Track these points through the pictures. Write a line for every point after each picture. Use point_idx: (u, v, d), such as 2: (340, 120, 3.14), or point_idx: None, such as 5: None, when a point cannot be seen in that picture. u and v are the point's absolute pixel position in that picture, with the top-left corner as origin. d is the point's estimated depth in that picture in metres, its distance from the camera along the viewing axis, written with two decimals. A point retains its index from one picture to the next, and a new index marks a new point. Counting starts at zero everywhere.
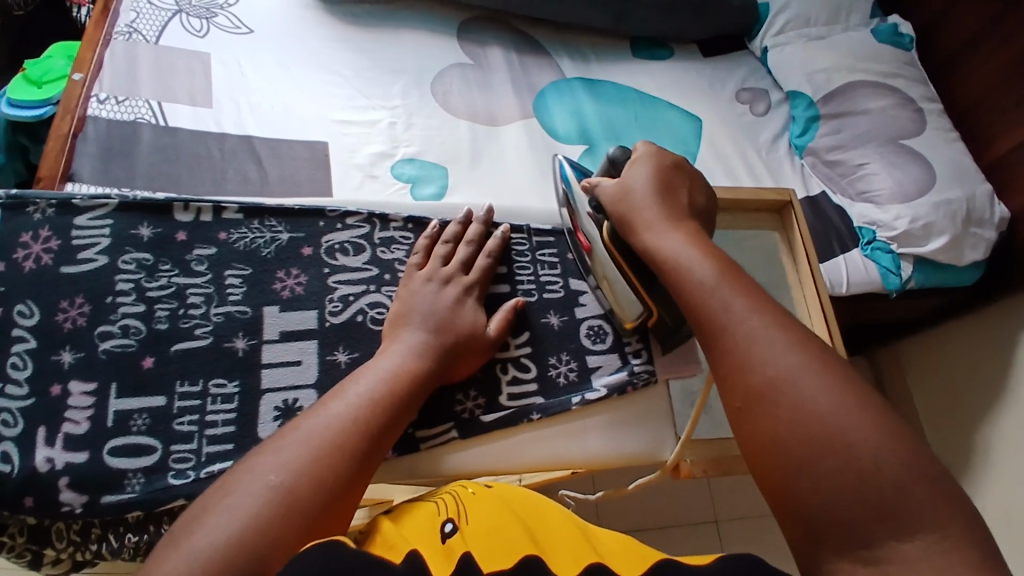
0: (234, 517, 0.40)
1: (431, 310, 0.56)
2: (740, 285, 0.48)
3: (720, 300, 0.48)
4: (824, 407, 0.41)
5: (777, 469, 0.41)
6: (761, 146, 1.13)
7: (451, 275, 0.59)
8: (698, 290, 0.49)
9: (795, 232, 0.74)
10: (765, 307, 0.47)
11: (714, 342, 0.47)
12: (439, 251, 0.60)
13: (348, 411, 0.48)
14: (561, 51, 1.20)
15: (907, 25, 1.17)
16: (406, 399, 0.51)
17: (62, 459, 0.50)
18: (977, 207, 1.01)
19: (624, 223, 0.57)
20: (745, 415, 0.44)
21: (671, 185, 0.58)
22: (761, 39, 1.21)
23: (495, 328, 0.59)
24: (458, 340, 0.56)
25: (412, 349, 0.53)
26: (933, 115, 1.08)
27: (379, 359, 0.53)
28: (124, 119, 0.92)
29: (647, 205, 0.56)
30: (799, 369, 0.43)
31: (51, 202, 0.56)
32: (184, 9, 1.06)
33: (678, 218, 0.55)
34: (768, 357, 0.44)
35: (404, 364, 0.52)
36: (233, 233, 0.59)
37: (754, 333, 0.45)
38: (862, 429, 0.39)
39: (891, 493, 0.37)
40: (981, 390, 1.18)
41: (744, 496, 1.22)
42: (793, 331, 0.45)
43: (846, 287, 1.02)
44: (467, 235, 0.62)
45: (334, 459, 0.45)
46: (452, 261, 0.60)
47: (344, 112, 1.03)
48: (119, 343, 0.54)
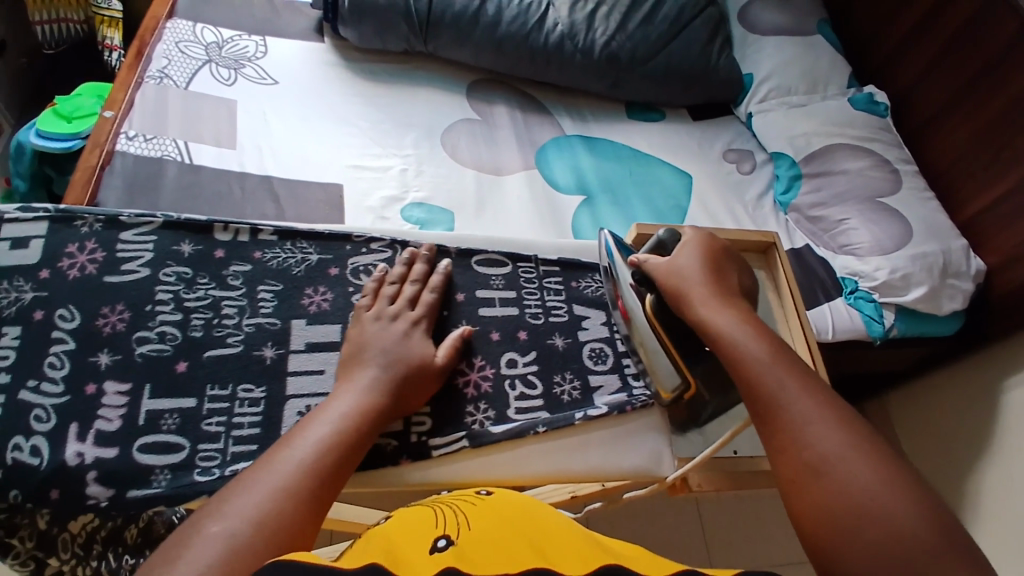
0: (217, 545, 0.41)
1: (387, 347, 0.58)
2: (791, 368, 0.54)
3: (773, 378, 0.53)
4: (867, 482, 0.46)
5: (823, 536, 0.46)
6: (748, 201, 1.21)
7: (398, 311, 0.61)
8: (755, 366, 0.54)
9: (779, 270, 0.81)
10: (814, 389, 0.52)
11: (766, 417, 0.52)
12: (386, 291, 0.62)
13: (312, 455, 0.49)
14: (562, 111, 1.29)
15: (881, 95, 1.28)
16: (364, 431, 0.52)
17: (91, 454, 0.53)
18: (954, 261, 1.08)
19: (676, 299, 0.61)
20: (796, 488, 0.49)
21: (717, 266, 0.63)
22: (746, 105, 1.31)
23: (443, 358, 0.60)
24: (409, 371, 0.57)
25: (372, 386, 0.55)
26: (908, 176, 1.17)
27: (336, 396, 0.54)
28: (151, 156, 0.99)
29: (697, 281, 0.61)
30: (844, 448, 0.48)
31: (99, 217, 0.61)
32: (214, 60, 1.15)
33: (730, 297, 0.61)
34: (816, 434, 0.49)
35: (369, 392, 0.54)
36: (267, 253, 0.64)
37: (804, 412, 0.51)
38: (902, 505, 0.44)
39: (930, 565, 0.42)
40: (967, 440, 1.22)
41: (739, 546, 1.21)
42: (838, 411, 0.51)
43: (832, 333, 1.07)
44: (412, 275, 0.65)
45: (301, 492, 0.46)
46: (401, 299, 0.62)
47: (359, 158, 1.11)
48: (155, 348, 0.57)
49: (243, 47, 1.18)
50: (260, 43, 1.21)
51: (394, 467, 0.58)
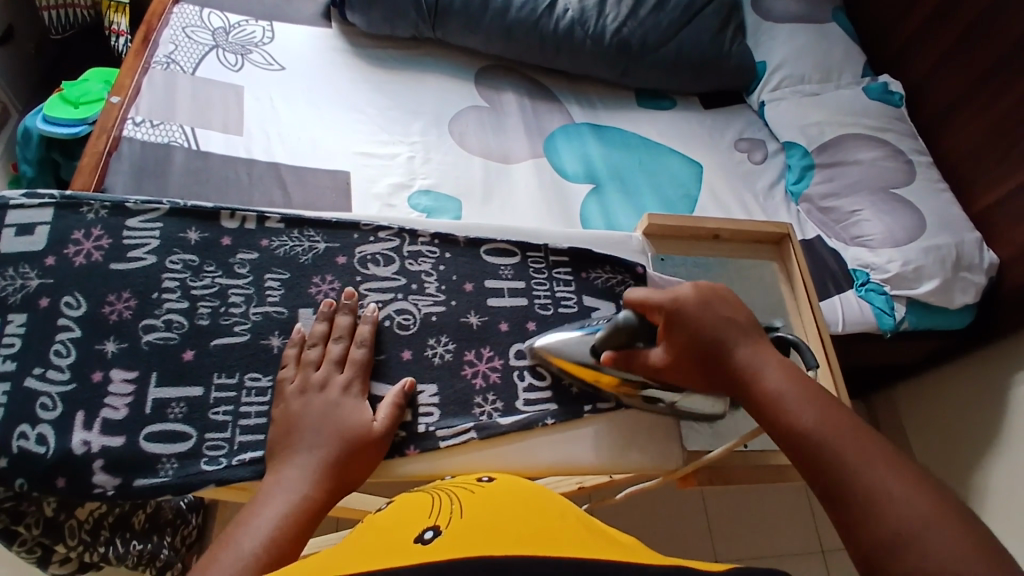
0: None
1: (316, 424, 0.53)
2: (841, 431, 0.48)
3: (826, 446, 0.47)
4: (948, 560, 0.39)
5: None
6: (759, 191, 1.19)
7: (326, 376, 0.56)
8: (805, 434, 0.49)
9: (792, 263, 0.80)
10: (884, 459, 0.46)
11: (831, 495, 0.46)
12: (311, 356, 0.57)
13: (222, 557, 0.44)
14: (571, 98, 1.28)
15: (896, 84, 1.25)
16: (310, 512, 0.49)
17: (98, 443, 0.53)
18: (967, 253, 1.06)
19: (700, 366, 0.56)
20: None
21: (719, 308, 0.57)
22: (759, 94, 1.29)
23: (382, 422, 0.56)
24: (347, 438, 0.53)
25: (314, 440, 0.53)
26: (922, 166, 1.15)
27: (286, 463, 0.52)
28: (158, 141, 0.98)
29: (715, 332, 0.56)
30: (920, 521, 0.41)
31: (105, 203, 0.61)
32: (220, 45, 1.14)
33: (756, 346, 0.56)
34: (888, 508, 0.43)
35: (312, 460, 0.51)
36: (275, 241, 0.63)
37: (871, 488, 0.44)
38: None
39: None
40: (974, 434, 1.21)
41: (745, 536, 1.21)
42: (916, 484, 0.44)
43: (842, 326, 1.06)
44: (335, 330, 0.59)
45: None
46: (327, 361, 0.57)
47: (366, 145, 1.10)
48: (161, 336, 0.57)
49: (250, 32, 1.17)
50: (267, 28, 1.20)
51: (402, 457, 0.58)
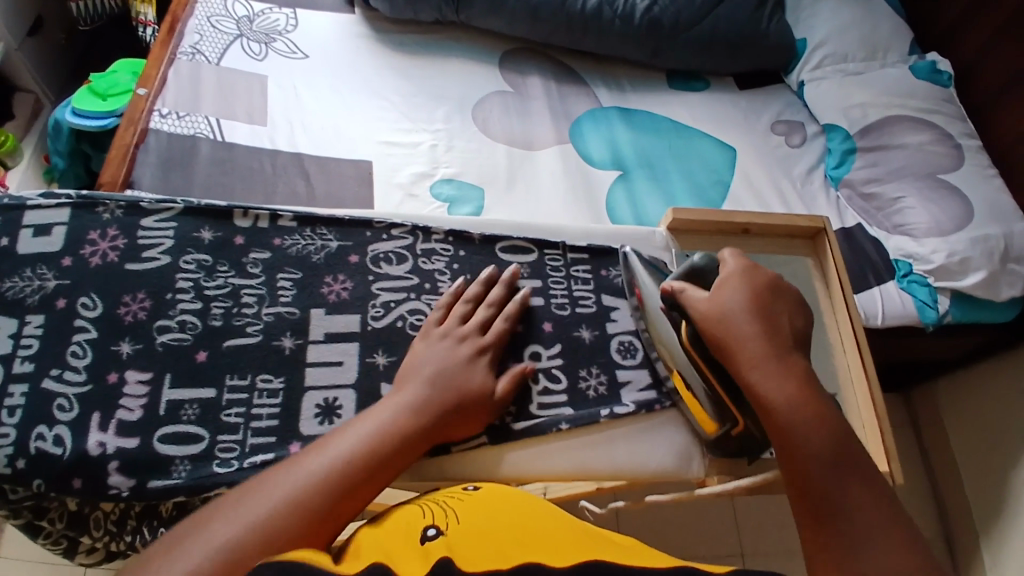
0: (212, 545, 0.43)
1: (441, 379, 0.56)
2: (851, 473, 0.50)
3: (833, 481, 0.50)
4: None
5: None
6: (796, 176, 1.13)
7: (466, 334, 0.60)
8: (809, 461, 0.51)
9: (828, 260, 0.76)
10: (872, 502, 0.49)
11: (814, 520, 0.49)
12: (458, 310, 0.61)
13: (292, 489, 0.47)
14: (599, 81, 1.23)
15: (945, 63, 1.17)
16: (353, 477, 0.49)
17: (113, 444, 0.54)
18: (1016, 244, 0.99)
19: (720, 340, 0.58)
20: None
21: (769, 310, 0.59)
22: (798, 74, 1.22)
23: (502, 390, 0.59)
24: (467, 401, 0.56)
25: (420, 382, 0.55)
26: (971, 151, 1.08)
27: (389, 393, 0.55)
28: (184, 133, 0.99)
29: (750, 334, 0.57)
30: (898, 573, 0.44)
31: (119, 203, 0.62)
32: (245, 34, 1.13)
33: (792, 360, 0.56)
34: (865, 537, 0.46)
35: (405, 398, 0.54)
36: (287, 240, 0.63)
37: (863, 532, 0.47)
38: None
39: None
40: (1016, 435, 1.15)
41: (770, 529, 1.20)
42: (901, 540, 0.46)
43: (881, 320, 1.01)
44: (489, 296, 0.63)
45: (288, 521, 0.45)
46: (470, 321, 0.61)
47: (388, 133, 1.08)
48: (175, 337, 0.58)
49: (273, 20, 1.16)
50: (291, 15, 1.18)
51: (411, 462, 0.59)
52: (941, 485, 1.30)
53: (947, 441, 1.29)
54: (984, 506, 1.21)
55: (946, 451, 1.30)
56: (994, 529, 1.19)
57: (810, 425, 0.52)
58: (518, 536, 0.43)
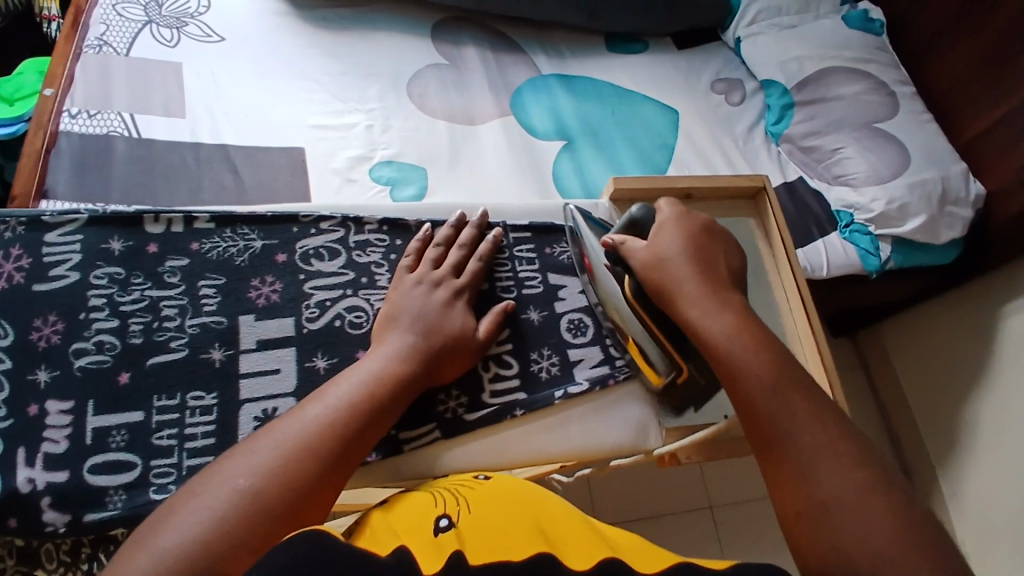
0: (202, 518, 0.43)
1: (419, 317, 0.58)
2: (795, 391, 0.50)
3: (777, 404, 0.50)
4: (843, 491, 0.45)
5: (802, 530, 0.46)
6: (738, 135, 1.13)
7: (441, 278, 0.62)
8: (755, 389, 0.50)
9: (770, 218, 0.76)
10: (817, 415, 0.49)
11: (764, 445, 0.49)
12: (430, 254, 0.63)
13: (277, 461, 0.46)
14: (537, 48, 1.20)
15: (877, 10, 1.18)
16: (318, 452, 0.48)
17: (43, 479, 0.52)
18: (953, 187, 1.02)
19: (662, 287, 0.57)
20: (791, 525, 0.46)
21: (703, 249, 0.60)
22: (734, 30, 1.21)
23: (484, 331, 0.61)
24: (447, 341, 0.58)
25: (396, 353, 0.55)
26: (906, 97, 1.09)
27: (364, 363, 0.55)
28: (97, 133, 0.91)
29: (686, 273, 0.57)
30: (846, 491, 0.45)
31: (21, 219, 0.59)
32: (154, 19, 1.04)
33: (727, 294, 0.57)
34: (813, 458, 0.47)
35: (384, 369, 0.54)
36: (205, 243, 0.61)
37: (810, 448, 0.47)
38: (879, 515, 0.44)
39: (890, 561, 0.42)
40: (961, 369, 1.20)
41: (737, 482, 1.23)
42: (846, 448, 0.47)
43: (826, 270, 1.03)
44: (459, 238, 0.66)
45: (279, 494, 0.45)
46: (443, 264, 0.63)
47: (319, 116, 1.02)
48: (94, 359, 0.56)
49: (184, 3, 1.08)
50: None
51: (365, 465, 0.57)
52: (895, 424, 1.35)
53: (897, 381, 1.34)
54: (936, 439, 1.26)
55: (897, 390, 1.34)
56: (945, 460, 1.24)
57: (749, 353, 0.52)
58: (529, 532, 0.45)
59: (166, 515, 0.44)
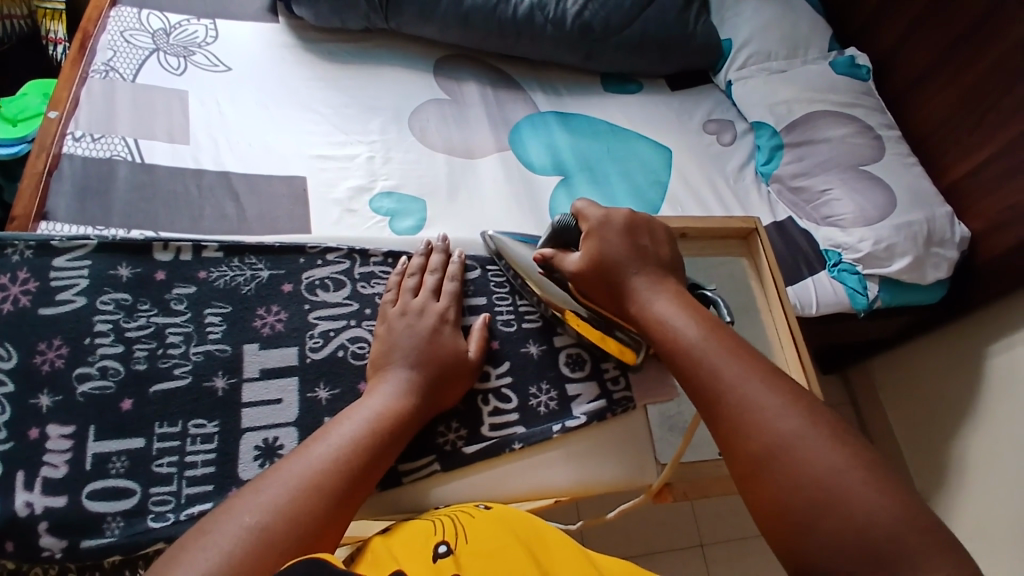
0: (211, 554, 0.43)
1: (412, 347, 0.59)
2: (728, 345, 0.53)
3: (711, 365, 0.52)
4: (784, 430, 0.47)
5: (754, 476, 0.48)
6: (729, 174, 1.17)
7: (442, 309, 0.63)
8: (691, 354, 0.53)
9: (762, 258, 0.78)
10: (753, 366, 0.51)
11: (710, 406, 0.51)
12: (428, 283, 0.65)
13: (285, 498, 0.47)
14: (535, 86, 1.23)
15: (862, 58, 1.23)
16: (321, 486, 0.48)
17: (41, 504, 0.51)
18: (938, 228, 1.05)
19: (607, 278, 0.60)
20: (748, 481, 0.48)
21: (640, 245, 0.61)
22: (725, 73, 1.26)
23: (475, 353, 0.63)
24: (443, 371, 0.59)
25: (396, 389, 0.56)
26: (891, 141, 1.14)
27: (365, 401, 0.56)
28: (100, 157, 0.92)
29: (625, 267, 0.60)
30: (793, 432, 0.47)
31: (29, 243, 0.59)
32: (161, 48, 1.07)
33: (659, 277, 0.60)
34: (754, 404, 0.49)
35: (388, 407, 0.55)
36: (213, 272, 0.63)
37: (750, 400, 0.49)
38: (817, 445, 0.46)
39: (830, 485, 0.45)
40: (951, 405, 1.22)
41: (728, 517, 1.23)
42: (785, 392, 0.49)
43: (816, 308, 1.05)
44: (451, 269, 0.67)
45: (286, 528, 0.45)
46: (442, 294, 0.65)
47: (322, 147, 1.04)
48: (97, 385, 0.56)
49: (192, 32, 1.10)
50: (211, 26, 1.12)
51: None
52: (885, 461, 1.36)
53: (887, 418, 1.36)
54: (928, 477, 1.27)
55: (886, 426, 1.36)
56: (935, 497, 1.25)
57: (681, 326, 0.55)
58: (521, 557, 0.46)
59: (174, 554, 0.44)
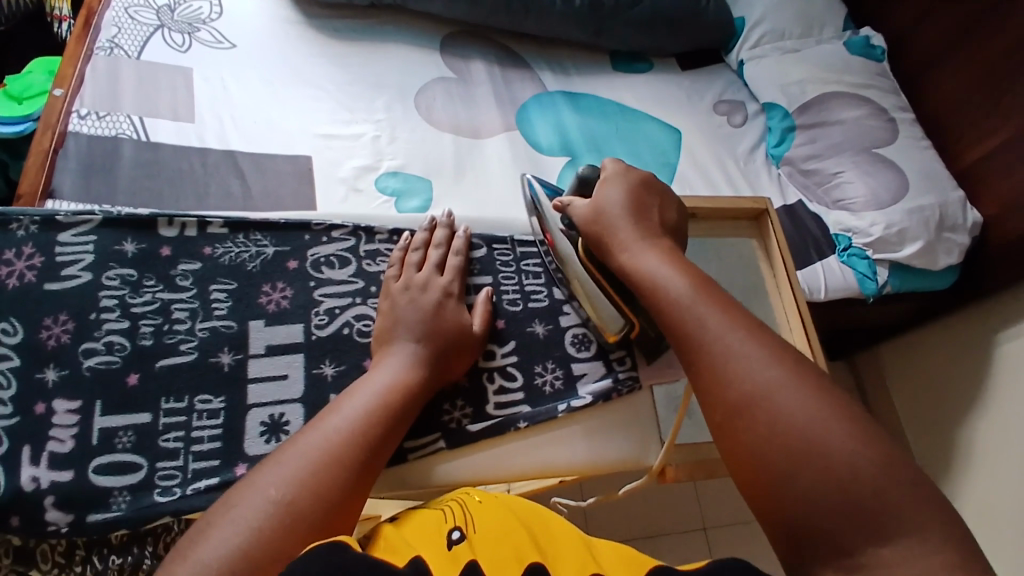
0: (236, 533, 0.43)
1: (417, 321, 0.58)
2: (714, 299, 0.52)
3: (697, 317, 0.51)
4: (764, 383, 0.47)
5: (733, 427, 0.48)
6: (739, 156, 1.15)
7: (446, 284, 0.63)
8: (678, 306, 0.53)
9: (772, 240, 0.77)
10: (737, 320, 0.51)
11: (692, 358, 0.51)
12: (432, 258, 0.64)
13: (305, 471, 0.47)
14: (542, 64, 1.21)
15: (878, 37, 1.20)
16: (343, 461, 0.48)
17: (48, 478, 0.52)
18: (951, 212, 1.04)
19: (602, 242, 0.60)
20: (726, 431, 0.48)
21: (643, 203, 0.61)
22: (737, 53, 1.23)
23: (480, 327, 0.62)
24: (448, 345, 0.59)
25: (403, 362, 0.56)
26: (905, 123, 1.12)
27: (371, 374, 0.55)
28: (105, 135, 0.92)
29: (623, 223, 0.59)
30: (775, 384, 0.47)
31: (34, 219, 0.59)
32: (166, 24, 1.05)
33: (653, 234, 0.59)
34: (737, 356, 0.49)
35: (397, 379, 0.55)
36: (218, 248, 0.62)
37: (733, 351, 0.49)
38: (797, 398, 0.46)
39: (808, 437, 0.44)
40: (959, 392, 1.21)
41: (731, 501, 1.23)
42: (769, 347, 0.49)
43: (825, 293, 1.04)
44: (455, 244, 0.67)
45: (309, 504, 0.45)
46: (446, 269, 0.64)
47: (327, 125, 1.03)
48: (103, 360, 0.56)
49: (196, 9, 1.09)
50: (215, 3, 1.11)
51: None
52: None
53: (893, 404, 1.36)
54: (932, 463, 1.27)
55: (892, 411, 1.36)
56: (940, 483, 1.24)
57: (666, 279, 0.54)
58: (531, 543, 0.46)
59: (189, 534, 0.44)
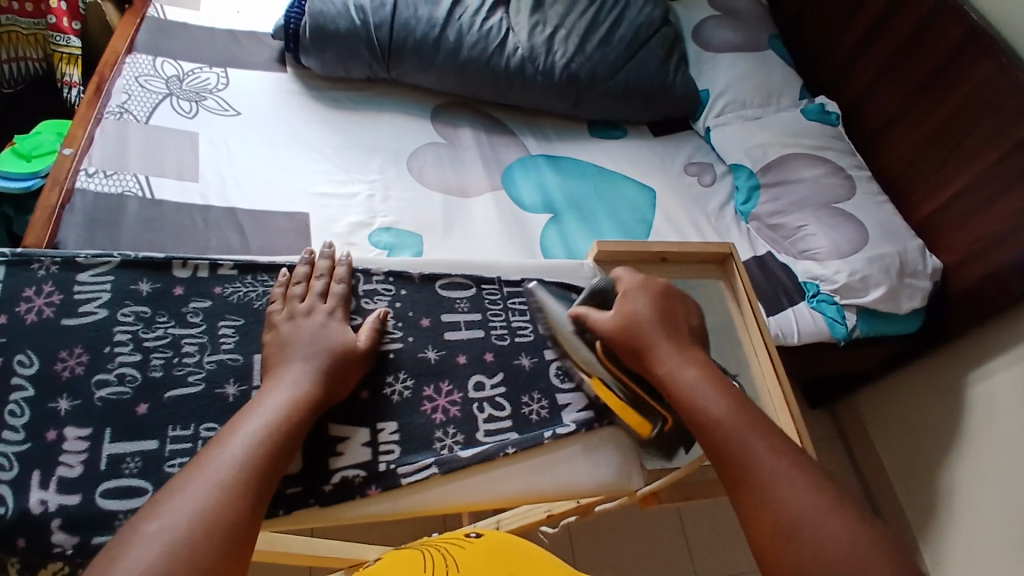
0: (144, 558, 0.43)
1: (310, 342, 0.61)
2: (753, 423, 0.58)
3: (740, 439, 0.56)
4: (801, 508, 0.51)
5: (772, 546, 0.51)
6: (710, 211, 1.24)
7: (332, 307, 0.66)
8: (720, 428, 0.57)
9: (737, 281, 0.83)
10: (772, 443, 0.56)
11: (735, 475, 0.55)
12: (317, 286, 0.67)
13: (202, 493, 0.48)
14: (526, 131, 1.31)
15: (832, 104, 1.32)
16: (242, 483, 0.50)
17: (55, 501, 0.54)
18: (910, 261, 1.11)
19: (635, 351, 0.64)
20: (766, 551, 0.51)
21: (668, 313, 0.67)
22: (704, 120, 1.35)
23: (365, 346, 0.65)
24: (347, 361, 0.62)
25: (298, 380, 0.58)
26: (862, 180, 1.21)
27: (266, 395, 0.57)
28: (111, 192, 0.98)
29: (657, 334, 0.64)
30: (812, 508, 0.51)
31: (56, 260, 0.64)
32: (174, 93, 1.14)
33: (687, 347, 0.65)
34: (776, 478, 0.53)
35: (288, 399, 0.57)
36: (227, 287, 0.67)
37: (772, 474, 0.54)
38: (833, 521, 0.50)
39: (847, 560, 0.48)
40: (937, 435, 1.25)
41: (720, 548, 1.24)
42: (803, 471, 0.54)
43: (797, 337, 1.10)
44: (336, 273, 0.70)
45: (211, 523, 0.46)
46: (330, 295, 0.67)
47: (323, 185, 1.10)
48: (114, 390, 0.59)
49: (204, 79, 1.18)
50: (222, 74, 1.20)
51: (364, 497, 0.61)
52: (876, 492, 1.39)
53: (875, 449, 1.40)
54: (919, 507, 1.30)
55: (874, 456, 1.40)
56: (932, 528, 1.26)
57: (706, 401, 0.59)
58: None
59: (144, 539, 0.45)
